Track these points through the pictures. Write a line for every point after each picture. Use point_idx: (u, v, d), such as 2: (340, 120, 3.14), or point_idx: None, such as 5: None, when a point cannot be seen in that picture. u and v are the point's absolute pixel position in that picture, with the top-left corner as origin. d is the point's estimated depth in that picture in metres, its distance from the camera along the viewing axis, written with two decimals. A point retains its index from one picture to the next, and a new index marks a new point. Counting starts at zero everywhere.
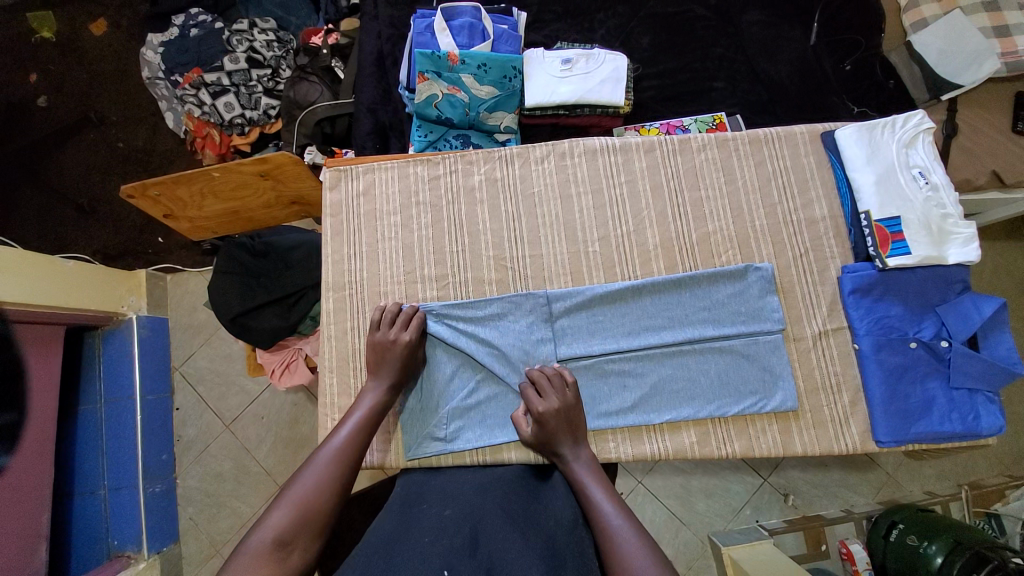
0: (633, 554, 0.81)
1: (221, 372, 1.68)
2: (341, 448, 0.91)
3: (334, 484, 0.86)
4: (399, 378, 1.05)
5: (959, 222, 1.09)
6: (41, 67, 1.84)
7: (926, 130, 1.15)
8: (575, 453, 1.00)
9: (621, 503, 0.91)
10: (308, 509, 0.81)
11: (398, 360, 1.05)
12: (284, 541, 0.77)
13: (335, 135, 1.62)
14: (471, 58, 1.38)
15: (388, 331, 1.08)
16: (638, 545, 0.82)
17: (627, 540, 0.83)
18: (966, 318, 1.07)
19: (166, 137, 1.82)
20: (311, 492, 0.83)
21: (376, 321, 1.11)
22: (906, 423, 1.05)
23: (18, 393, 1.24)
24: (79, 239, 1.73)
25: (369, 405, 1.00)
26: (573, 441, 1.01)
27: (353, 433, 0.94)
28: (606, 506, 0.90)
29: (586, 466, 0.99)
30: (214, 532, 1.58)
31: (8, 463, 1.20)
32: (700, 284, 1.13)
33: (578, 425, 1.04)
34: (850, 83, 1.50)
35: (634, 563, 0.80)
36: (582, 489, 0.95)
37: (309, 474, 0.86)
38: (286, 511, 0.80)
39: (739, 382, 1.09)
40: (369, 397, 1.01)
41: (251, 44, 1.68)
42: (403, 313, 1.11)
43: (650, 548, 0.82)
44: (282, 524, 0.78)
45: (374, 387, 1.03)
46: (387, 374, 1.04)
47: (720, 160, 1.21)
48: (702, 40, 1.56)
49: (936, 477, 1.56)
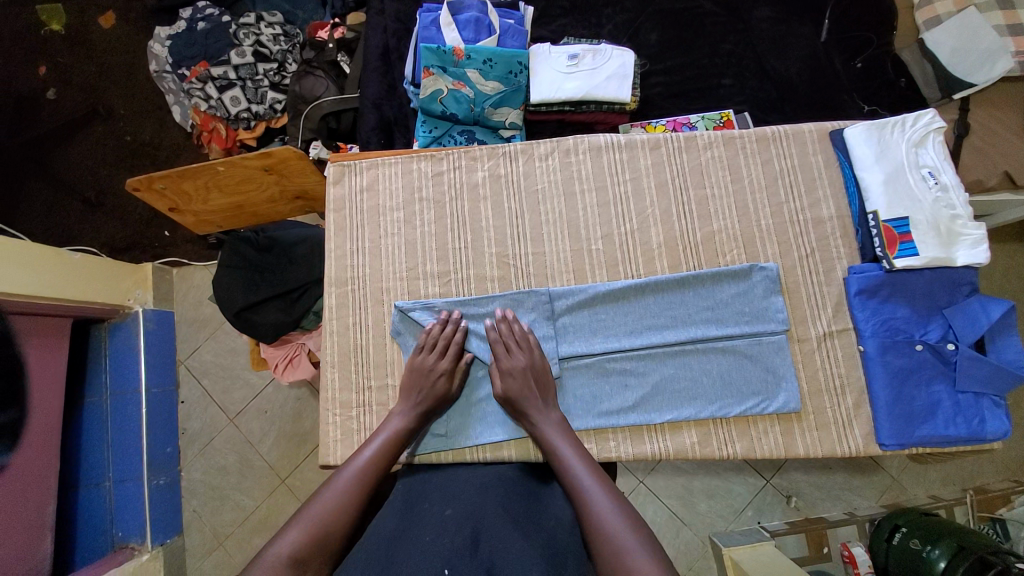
0: (606, 514, 0.84)
1: (226, 365, 1.69)
2: (361, 471, 0.92)
3: (350, 509, 0.87)
4: (429, 407, 1.05)
5: (968, 223, 1.07)
6: (50, 60, 1.85)
7: (936, 130, 1.13)
8: (542, 411, 1.02)
9: (592, 464, 0.93)
10: (322, 529, 0.83)
11: (434, 389, 1.06)
12: (297, 560, 0.78)
13: (340, 130, 1.62)
14: (476, 53, 1.37)
15: (428, 358, 1.08)
16: (610, 504, 0.85)
17: (599, 499, 0.86)
18: (974, 321, 1.06)
19: (173, 131, 1.83)
20: (327, 513, 0.84)
21: (422, 344, 1.10)
22: (911, 426, 1.04)
23: (19, 390, 1.24)
24: (87, 232, 1.74)
25: (394, 429, 1.00)
26: (541, 398, 1.04)
27: (375, 457, 0.95)
28: (579, 470, 0.92)
29: (550, 420, 1.01)
30: (217, 524, 1.59)
31: (9, 461, 1.20)
32: (704, 284, 1.12)
33: (544, 384, 1.06)
34: (861, 81, 1.48)
35: (606, 522, 0.83)
36: (551, 447, 0.97)
37: (328, 495, 0.87)
38: (300, 529, 0.82)
39: (742, 382, 1.08)
40: (396, 421, 1.02)
41: (258, 38, 1.68)
42: (444, 338, 1.10)
43: (620, 506, 0.85)
44: (296, 543, 0.80)
45: (404, 412, 1.03)
46: (420, 403, 1.04)
47: (727, 158, 1.20)
48: (711, 37, 1.54)
49: (941, 481, 1.54)
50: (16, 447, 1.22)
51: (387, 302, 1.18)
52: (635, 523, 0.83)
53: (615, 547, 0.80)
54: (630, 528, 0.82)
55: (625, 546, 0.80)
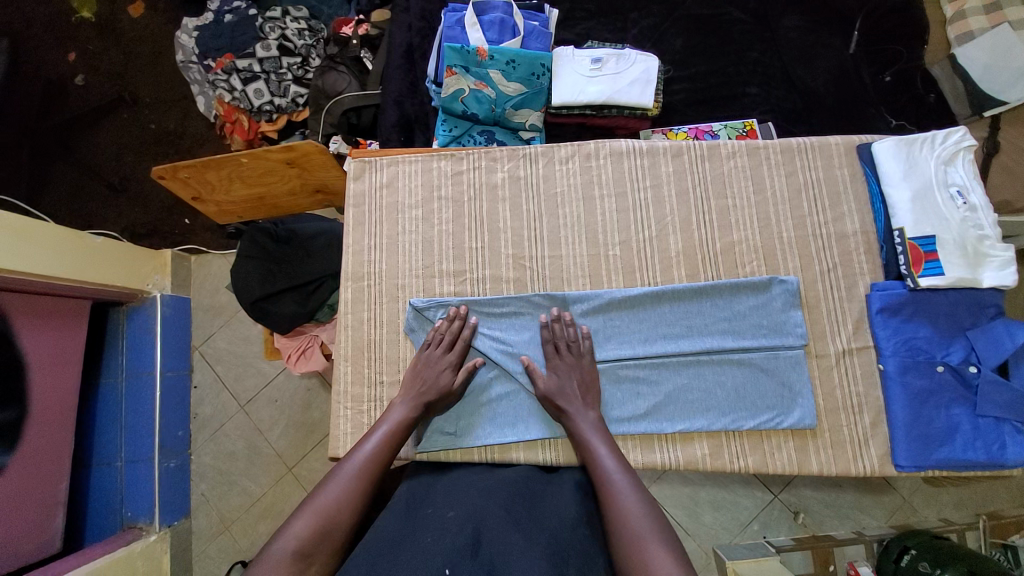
0: (632, 515, 0.84)
1: (239, 354, 1.71)
2: (365, 462, 0.91)
3: (356, 500, 0.86)
4: (433, 399, 1.04)
5: (996, 245, 1.05)
6: (81, 46, 1.88)
7: (967, 147, 1.10)
8: (582, 408, 1.02)
9: (625, 465, 0.93)
10: (328, 520, 0.82)
11: (439, 382, 1.05)
12: (303, 553, 0.78)
13: (360, 125, 1.63)
14: (500, 54, 1.35)
15: (434, 354, 1.08)
16: (639, 506, 0.85)
17: (628, 500, 0.86)
18: (999, 344, 1.03)
19: (197, 120, 1.85)
20: (333, 505, 0.84)
21: (429, 340, 1.10)
22: (928, 449, 1.02)
23: (17, 387, 1.21)
24: (109, 217, 1.77)
25: (397, 420, 0.99)
26: (583, 399, 1.04)
27: (379, 448, 0.93)
28: (611, 469, 0.91)
29: (587, 417, 1.01)
30: (224, 509, 1.60)
31: (7, 461, 1.19)
32: (722, 294, 1.11)
33: (589, 387, 1.06)
34: (889, 95, 1.46)
35: (633, 523, 0.82)
36: (586, 443, 0.97)
37: (333, 486, 0.86)
38: (307, 522, 0.81)
39: (757, 396, 1.07)
40: (398, 411, 1.01)
41: (283, 32, 1.71)
42: (450, 333, 1.10)
43: (649, 509, 0.84)
44: (302, 536, 0.79)
45: (406, 403, 1.02)
46: (420, 394, 1.03)
47: (749, 168, 1.18)
48: (737, 44, 1.53)
49: (954, 505, 1.51)
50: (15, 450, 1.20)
51: (402, 299, 1.18)
52: (663, 527, 0.82)
53: (640, 548, 0.79)
54: (658, 532, 0.81)
55: (650, 548, 0.79)
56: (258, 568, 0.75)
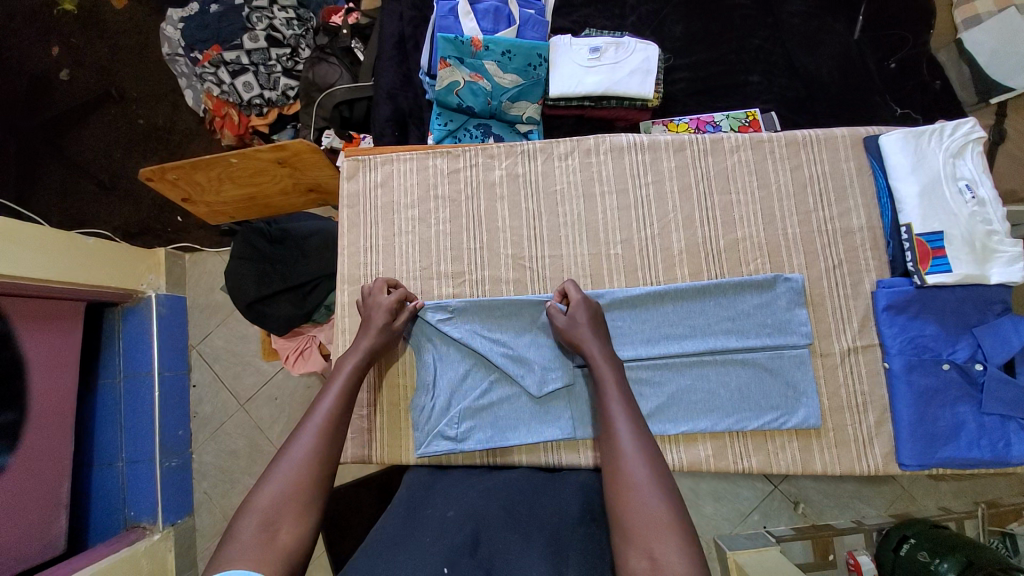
0: (629, 458, 0.78)
1: (237, 353, 1.69)
2: (328, 415, 0.85)
3: (322, 454, 0.80)
4: (378, 340, 1.00)
5: (1004, 240, 1.03)
6: (64, 40, 1.82)
7: (976, 139, 1.08)
8: (599, 341, 0.96)
9: (631, 404, 0.86)
10: (295, 482, 0.76)
11: (379, 323, 1.02)
12: (272, 519, 0.72)
13: (353, 118, 1.58)
14: (495, 44, 1.32)
15: (373, 300, 1.06)
16: (638, 449, 0.79)
17: (627, 443, 0.80)
18: (1005, 342, 1.01)
19: (186, 115, 1.80)
20: (299, 465, 0.78)
21: (362, 301, 1.08)
22: (933, 447, 1.01)
23: (20, 389, 1.21)
24: (100, 215, 1.73)
25: (350, 369, 0.94)
26: (605, 336, 1.00)
27: (337, 400, 0.88)
28: (616, 407, 0.86)
29: (603, 349, 0.95)
30: (227, 506, 1.60)
31: (7, 462, 1.18)
32: (725, 293, 1.09)
33: (601, 324, 1.02)
34: (894, 82, 1.42)
35: (628, 466, 0.77)
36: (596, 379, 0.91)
37: (299, 443, 0.80)
38: (274, 486, 0.75)
39: (760, 397, 1.06)
40: (352, 358, 0.96)
41: (271, 22, 1.65)
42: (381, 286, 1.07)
43: (647, 453, 0.79)
44: (269, 502, 0.73)
45: (359, 350, 0.98)
46: (363, 338, 1.00)
47: (753, 162, 1.16)
48: (739, 31, 1.49)
49: (952, 493, 1.52)
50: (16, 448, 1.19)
51: None
52: (660, 474, 0.76)
53: (631, 492, 0.75)
54: (653, 477, 0.76)
55: (643, 494, 0.74)
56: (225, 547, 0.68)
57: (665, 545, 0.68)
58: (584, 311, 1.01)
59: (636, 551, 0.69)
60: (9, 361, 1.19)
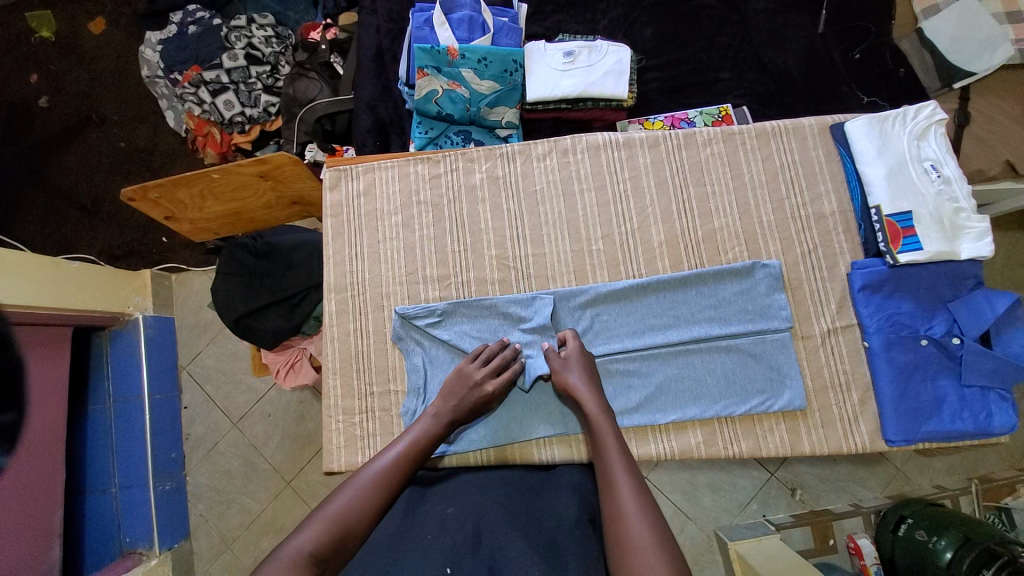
0: (631, 519, 0.79)
1: (227, 370, 1.68)
2: (384, 471, 0.87)
3: (373, 507, 0.83)
4: (461, 417, 1.01)
5: (971, 216, 1.06)
6: (42, 67, 1.83)
7: (938, 122, 1.12)
8: (597, 395, 0.99)
9: (631, 464, 0.88)
10: (341, 528, 0.78)
11: (470, 401, 1.01)
12: (318, 559, 0.74)
13: (335, 132, 1.60)
14: (470, 52, 1.34)
15: (470, 369, 1.04)
16: (640, 511, 0.80)
17: (629, 505, 0.81)
18: (979, 314, 1.05)
19: (167, 136, 1.81)
20: (346, 513, 0.80)
21: (474, 353, 1.07)
22: (917, 422, 1.04)
23: (20, 393, 1.22)
24: (84, 240, 1.73)
25: (421, 433, 0.95)
26: (599, 387, 1.02)
27: (399, 460, 0.90)
28: (616, 467, 0.87)
29: (598, 403, 0.98)
30: (224, 528, 1.59)
31: (7, 462, 1.18)
32: (706, 282, 1.11)
33: (594, 374, 1.04)
34: (859, 73, 1.47)
35: (630, 526, 0.79)
36: (595, 436, 0.93)
37: (348, 492, 0.83)
38: (319, 525, 0.77)
39: (746, 381, 1.08)
40: (426, 422, 0.97)
41: (250, 40, 1.66)
42: (503, 356, 1.06)
43: (649, 513, 0.80)
44: (313, 537, 0.76)
45: (435, 417, 0.98)
46: (446, 406, 1.00)
47: (726, 154, 1.19)
48: (707, 29, 1.53)
49: (946, 470, 1.53)
50: (14, 452, 1.20)
51: (387, 308, 1.16)
52: (665, 536, 0.77)
53: (633, 552, 0.76)
54: (656, 538, 0.76)
55: (645, 554, 0.75)
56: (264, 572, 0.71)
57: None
58: (578, 358, 1.04)
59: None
60: (9, 364, 1.21)
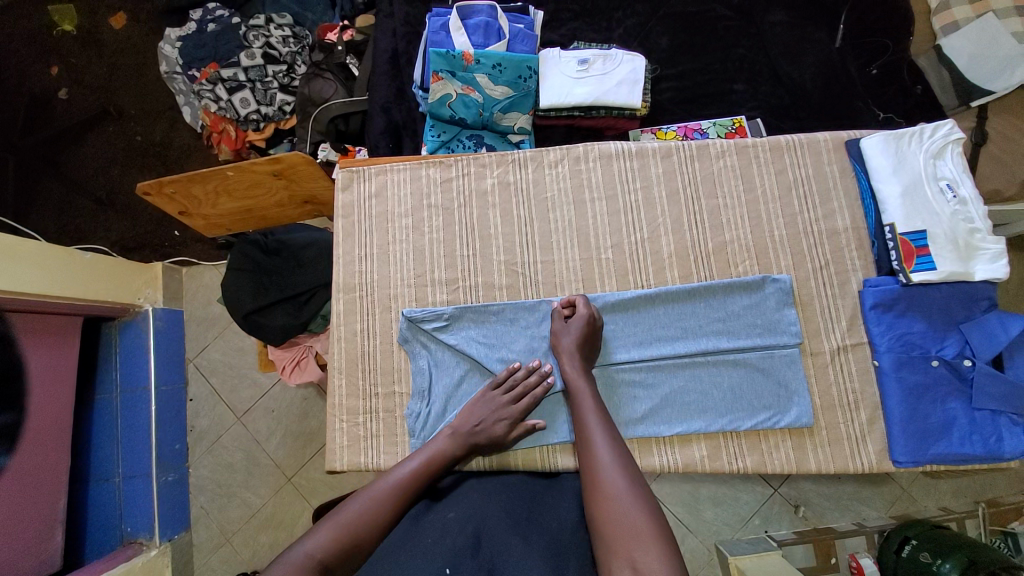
0: (608, 472, 0.85)
1: (234, 365, 1.69)
2: (399, 484, 0.88)
3: (385, 521, 0.83)
4: (477, 442, 1.00)
5: (987, 237, 1.05)
6: (63, 60, 1.85)
7: (955, 140, 1.10)
8: (580, 362, 1.03)
9: (607, 423, 0.93)
10: (352, 540, 0.79)
11: (491, 432, 1.01)
12: (325, 567, 0.75)
13: (348, 132, 1.61)
14: (486, 58, 1.35)
15: (496, 394, 1.04)
16: (617, 467, 0.85)
17: (605, 457, 0.87)
18: (992, 337, 1.04)
19: (183, 131, 1.83)
20: (358, 523, 0.81)
21: (497, 379, 1.06)
22: (925, 443, 1.02)
23: (16, 394, 1.20)
24: (98, 231, 1.75)
25: (440, 450, 0.96)
26: (591, 356, 1.05)
27: (416, 472, 0.91)
28: (594, 425, 0.93)
29: (580, 369, 1.02)
30: (224, 521, 1.59)
31: (7, 465, 1.18)
32: (716, 295, 1.11)
33: (596, 345, 1.06)
34: (874, 88, 1.46)
35: (608, 477, 0.84)
36: (575, 400, 0.98)
37: (361, 501, 0.84)
38: (330, 531, 0.79)
39: (753, 396, 1.07)
40: (444, 442, 0.97)
41: (268, 40, 1.67)
42: (527, 384, 1.05)
43: (625, 466, 0.86)
44: (324, 543, 0.77)
45: (454, 438, 0.98)
46: (465, 428, 0.99)
47: (739, 166, 1.18)
48: (723, 41, 1.52)
49: (951, 492, 1.51)
50: (15, 450, 1.19)
51: (395, 309, 1.17)
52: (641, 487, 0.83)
53: (610, 498, 0.82)
54: (633, 488, 0.82)
55: (622, 502, 0.81)
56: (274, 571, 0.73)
57: (645, 552, 0.74)
58: (579, 326, 1.06)
59: (620, 561, 0.75)
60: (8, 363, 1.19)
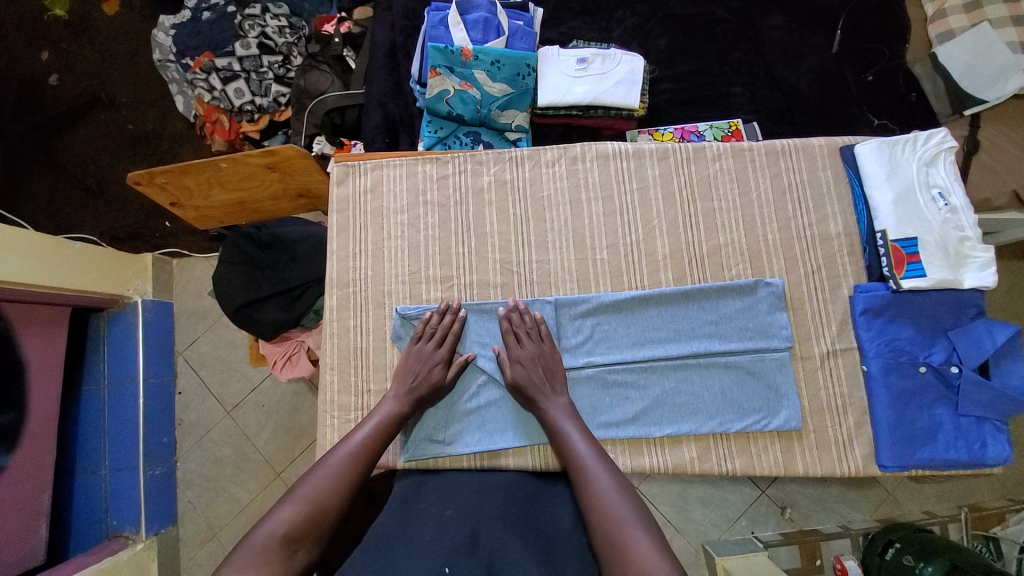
0: (606, 495, 0.84)
1: (224, 359, 1.68)
2: (354, 452, 0.90)
3: (345, 485, 0.85)
4: (414, 397, 1.03)
5: (977, 245, 1.06)
6: (54, 45, 1.82)
7: (948, 149, 1.12)
8: (557, 397, 1.03)
9: (597, 449, 0.93)
10: (317, 509, 0.81)
11: (427, 377, 1.05)
12: (291, 539, 0.76)
13: (344, 126, 1.58)
14: (484, 54, 1.35)
15: (422, 345, 1.08)
16: (614, 490, 0.85)
17: (601, 480, 0.86)
18: (979, 344, 1.05)
19: (176, 121, 1.80)
20: (320, 494, 0.82)
21: (418, 333, 1.10)
22: (911, 448, 1.04)
23: (17, 393, 1.22)
24: (86, 220, 1.73)
25: (382, 414, 0.98)
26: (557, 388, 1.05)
27: (365, 441, 0.92)
28: (582, 451, 0.92)
29: (558, 404, 1.02)
30: (213, 516, 1.58)
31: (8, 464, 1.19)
32: (708, 297, 1.12)
33: (555, 373, 1.06)
34: (871, 95, 1.46)
35: (606, 500, 0.83)
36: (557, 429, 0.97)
37: (320, 473, 0.85)
38: (294, 505, 0.80)
39: (743, 399, 1.08)
40: (389, 405, 1.00)
41: (263, 30, 1.66)
42: (446, 328, 1.10)
43: (620, 487, 0.85)
44: (289, 517, 0.78)
45: (396, 398, 1.01)
46: (401, 388, 1.03)
47: (735, 170, 1.19)
48: (722, 44, 1.53)
49: (936, 497, 1.52)
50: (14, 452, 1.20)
51: (388, 306, 1.16)
52: (637, 506, 0.82)
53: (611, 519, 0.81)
54: (632, 513, 0.81)
55: (623, 527, 0.79)
56: (240, 552, 0.73)
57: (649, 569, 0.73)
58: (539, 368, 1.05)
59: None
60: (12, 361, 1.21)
